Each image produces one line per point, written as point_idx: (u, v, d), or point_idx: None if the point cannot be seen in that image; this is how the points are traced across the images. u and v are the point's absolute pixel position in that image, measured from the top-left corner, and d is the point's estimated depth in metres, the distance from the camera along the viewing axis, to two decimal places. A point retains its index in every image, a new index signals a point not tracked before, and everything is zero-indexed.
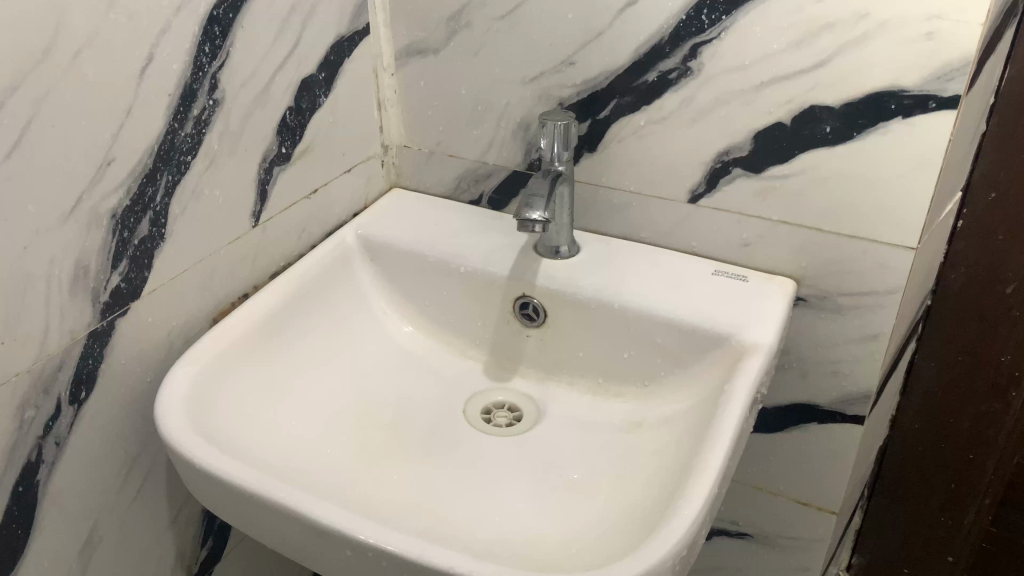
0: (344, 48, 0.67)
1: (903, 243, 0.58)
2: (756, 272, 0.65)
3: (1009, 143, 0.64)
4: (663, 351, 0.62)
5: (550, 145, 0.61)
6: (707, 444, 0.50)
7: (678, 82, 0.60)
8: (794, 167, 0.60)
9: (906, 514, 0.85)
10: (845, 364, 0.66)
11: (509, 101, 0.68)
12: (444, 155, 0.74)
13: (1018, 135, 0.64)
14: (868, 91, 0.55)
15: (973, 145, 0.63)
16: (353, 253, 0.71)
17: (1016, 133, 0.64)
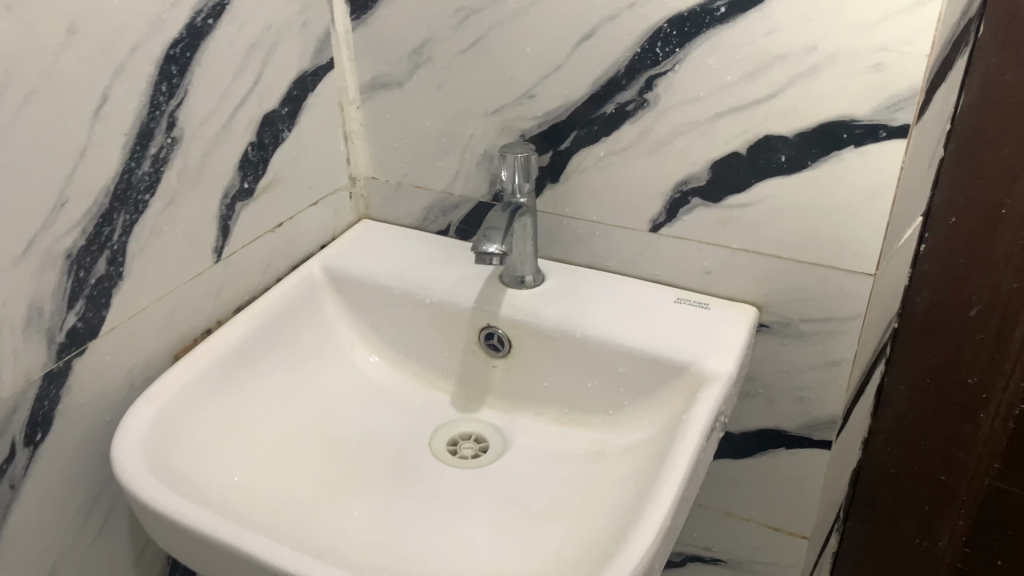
0: (307, 83, 0.67)
1: (861, 271, 0.59)
2: (719, 299, 0.65)
3: (968, 167, 0.65)
4: (626, 380, 0.62)
5: (510, 176, 0.62)
6: (663, 475, 0.50)
7: (635, 114, 0.61)
8: (750, 197, 0.60)
9: (881, 537, 0.84)
10: (810, 390, 0.66)
11: (472, 133, 0.69)
12: (412, 187, 0.75)
13: (976, 161, 0.64)
14: (820, 121, 0.55)
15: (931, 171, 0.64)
16: (319, 286, 0.71)
17: (974, 159, 0.64)
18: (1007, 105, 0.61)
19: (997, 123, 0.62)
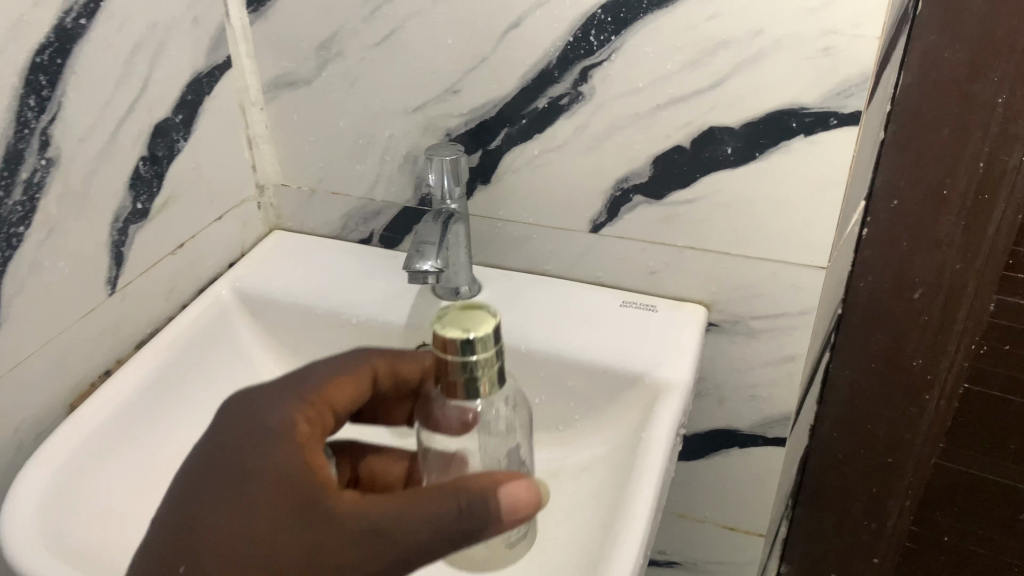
0: (202, 86, 0.60)
1: (814, 264, 0.56)
2: (666, 299, 0.62)
3: (909, 149, 0.63)
4: (576, 394, 0.58)
5: (438, 179, 0.57)
6: (628, 505, 0.46)
7: (570, 108, 0.56)
8: (695, 193, 0.57)
9: (829, 520, 0.84)
10: (763, 388, 0.64)
11: (392, 133, 0.63)
12: (328, 194, 0.69)
13: (916, 142, 0.62)
14: (767, 110, 0.52)
15: (873, 155, 0.62)
16: (229, 308, 0.65)
17: (915, 140, 0.62)
18: (947, 84, 0.59)
19: (938, 103, 0.60)
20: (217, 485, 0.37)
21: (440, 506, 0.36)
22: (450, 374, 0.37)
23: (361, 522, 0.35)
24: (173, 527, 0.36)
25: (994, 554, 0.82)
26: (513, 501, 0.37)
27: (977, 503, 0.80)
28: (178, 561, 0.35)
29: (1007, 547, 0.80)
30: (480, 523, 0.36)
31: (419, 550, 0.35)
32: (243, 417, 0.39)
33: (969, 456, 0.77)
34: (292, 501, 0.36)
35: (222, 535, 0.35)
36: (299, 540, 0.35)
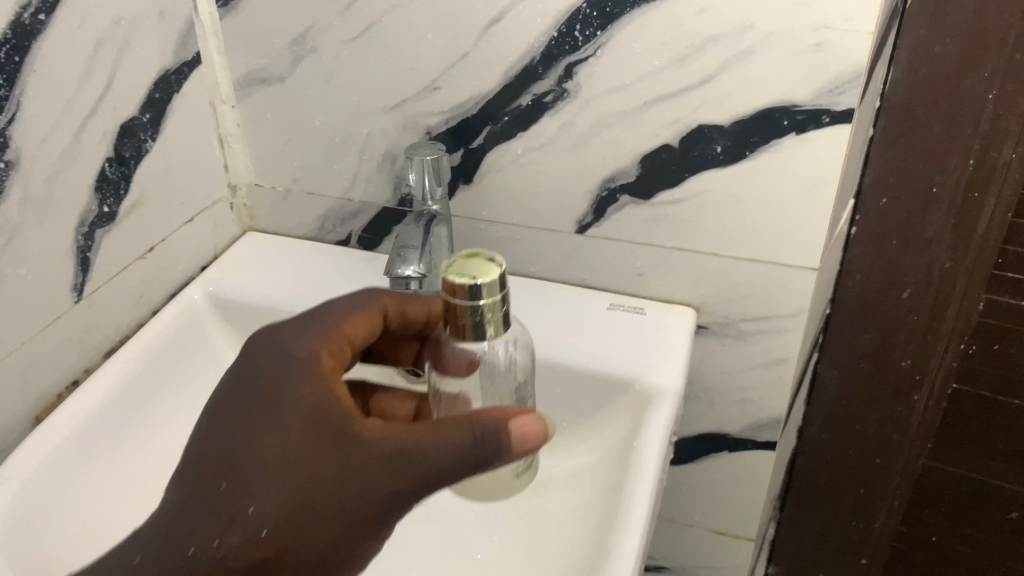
0: (170, 83, 0.58)
1: (805, 265, 0.55)
2: (654, 301, 0.61)
3: (898, 146, 0.61)
4: (565, 402, 0.57)
5: (420, 180, 0.55)
6: (622, 519, 0.45)
7: (554, 105, 0.55)
8: (684, 192, 0.55)
9: (817, 522, 0.83)
10: (752, 391, 0.63)
11: (370, 131, 0.61)
12: (304, 194, 0.67)
13: (906, 139, 0.61)
14: (758, 108, 0.50)
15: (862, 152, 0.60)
16: (202, 314, 0.63)
17: (904, 137, 0.61)
18: (936, 80, 0.58)
19: (927, 98, 0.59)
20: (248, 409, 0.40)
21: (458, 436, 0.37)
22: (458, 319, 0.41)
23: (379, 445, 0.38)
24: (207, 447, 0.39)
25: (983, 555, 0.81)
26: (523, 430, 0.37)
27: (966, 505, 0.79)
28: (212, 476, 0.38)
29: (996, 547, 0.80)
30: (492, 452, 0.37)
31: (431, 474, 0.37)
32: (272, 352, 0.42)
33: (957, 456, 0.76)
34: (321, 424, 0.39)
35: (252, 454, 0.38)
36: (323, 461, 0.38)
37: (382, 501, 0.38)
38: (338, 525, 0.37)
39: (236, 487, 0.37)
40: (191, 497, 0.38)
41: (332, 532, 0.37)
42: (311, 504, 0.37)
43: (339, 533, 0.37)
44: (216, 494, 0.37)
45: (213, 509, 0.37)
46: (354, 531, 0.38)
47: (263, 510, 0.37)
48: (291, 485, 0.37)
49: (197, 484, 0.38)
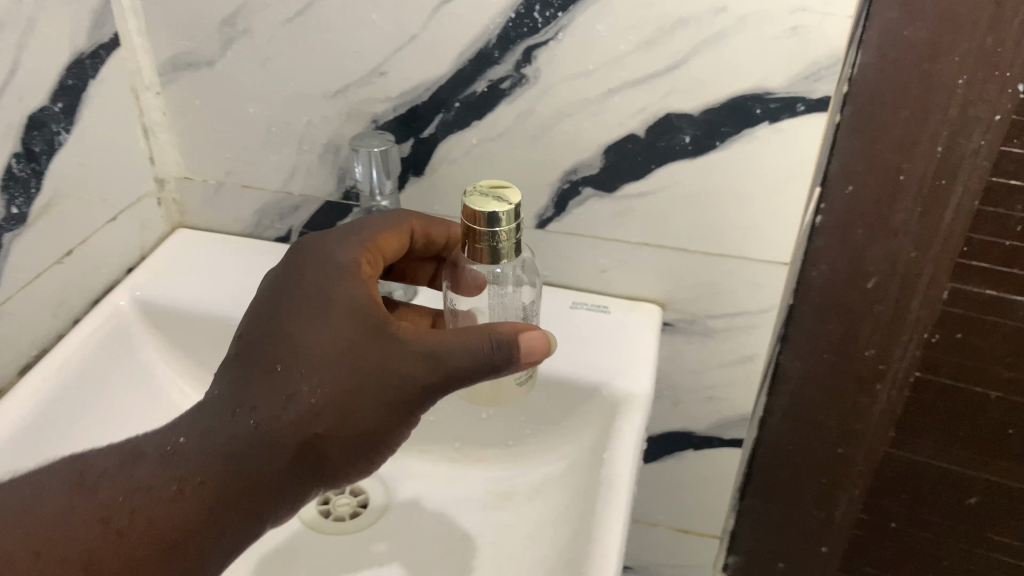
0: (84, 69, 0.52)
1: (774, 260, 0.53)
2: (618, 298, 0.58)
3: (865, 133, 0.59)
4: (529, 409, 0.54)
5: (367, 173, 0.51)
6: (596, 542, 0.42)
7: (511, 92, 0.51)
8: (650, 184, 0.52)
9: (778, 513, 0.81)
10: (718, 389, 0.61)
11: (310, 120, 0.56)
12: (238, 187, 0.61)
13: (874, 126, 0.58)
14: (729, 95, 0.47)
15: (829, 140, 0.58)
16: (130, 322, 0.58)
17: (872, 123, 0.58)
18: (905, 64, 0.55)
19: (896, 83, 0.56)
20: (293, 304, 0.40)
21: (484, 337, 0.38)
22: (478, 249, 0.41)
23: (416, 340, 0.39)
24: (255, 341, 0.40)
25: (939, 538, 0.80)
26: (535, 341, 0.38)
27: (926, 493, 0.77)
28: (262, 363, 0.39)
29: (952, 530, 0.79)
30: (503, 359, 0.38)
31: (462, 370, 0.38)
32: (313, 254, 0.43)
33: (919, 444, 0.74)
34: (362, 320, 0.39)
35: (298, 345, 0.39)
36: (366, 352, 0.39)
37: (415, 393, 0.38)
38: (377, 412, 0.38)
39: (284, 370, 0.38)
40: (241, 381, 0.39)
41: (374, 418, 0.38)
42: (351, 392, 0.38)
43: (380, 419, 0.38)
44: (265, 379, 0.38)
45: (262, 393, 0.38)
46: (393, 420, 0.38)
47: (308, 395, 0.38)
48: (333, 373, 0.38)
49: (246, 371, 0.39)
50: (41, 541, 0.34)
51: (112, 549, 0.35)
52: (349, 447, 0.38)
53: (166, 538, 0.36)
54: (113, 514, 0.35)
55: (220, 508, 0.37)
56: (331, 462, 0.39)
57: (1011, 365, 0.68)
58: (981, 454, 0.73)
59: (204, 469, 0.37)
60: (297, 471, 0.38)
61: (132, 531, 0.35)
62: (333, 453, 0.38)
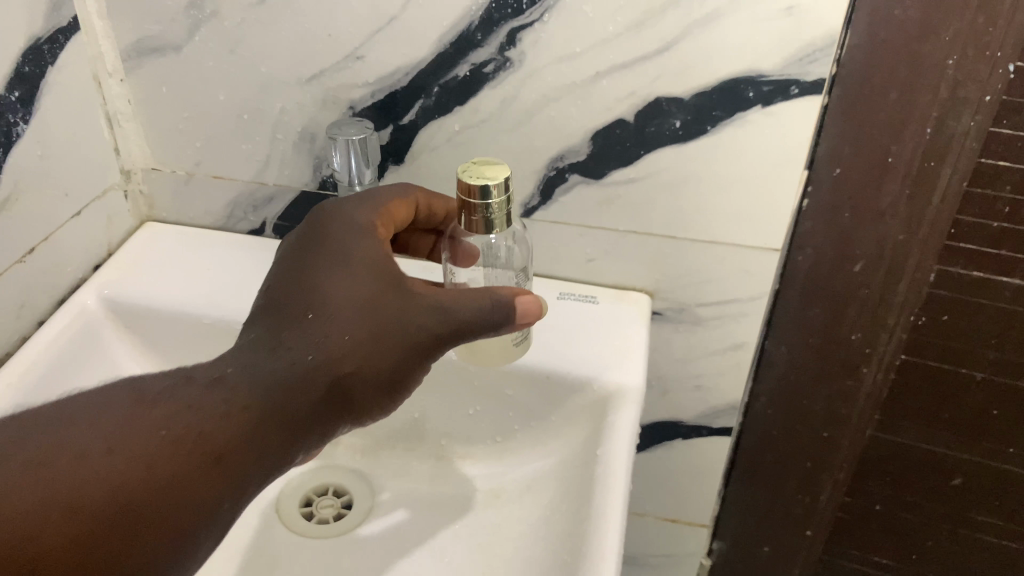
0: (42, 55, 0.49)
1: (766, 247, 0.52)
2: (605, 288, 0.57)
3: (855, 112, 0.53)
4: (515, 404, 0.53)
5: (346, 162, 0.49)
6: (593, 543, 0.41)
7: (495, 77, 0.49)
8: (638, 171, 0.51)
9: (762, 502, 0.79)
10: (706, 379, 0.60)
11: (284, 107, 0.54)
12: (208, 178, 0.59)
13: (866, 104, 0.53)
14: (721, 78, 0.46)
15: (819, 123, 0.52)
16: (98, 323, 0.56)
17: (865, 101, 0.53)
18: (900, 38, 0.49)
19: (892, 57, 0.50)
20: (319, 259, 0.41)
21: (495, 292, 0.41)
22: (472, 222, 0.41)
23: (434, 291, 0.41)
24: (285, 288, 0.40)
25: (924, 520, 0.80)
26: (533, 302, 0.41)
27: (910, 473, 0.77)
28: (293, 309, 0.39)
29: (936, 511, 0.79)
30: (500, 320, 0.40)
31: (476, 319, 0.40)
32: (331, 217, 0.44)
33: (905, 427, 0.74)
34: (387, 274, 0.41)
35: (329, 293, 0.39)
36: (390, 302, 0.40)
37: (432, 343, 0.40)
38: (400, 359, 0.40)
39: (318, 316, 0.39)
40: (274, 325, 0.39)
41: (398, 361, 0.39)
42: (381, 337, 0.39)
43: (401, 362, 0.40)
44: (300, 324, 0.38)
45: (300, 335, 0.38)
46: (411, 366, 0.40)
47: (343, 336, 0.38)
48: (365, 319, 0.39)
49: (278, 317, 0.39)
50: (107, 446, 0.32)
51: (174, 460, 0.33)
52: (374, 386, 0.39)
53: (221, 454, 0.34)
54: (174, 426, 0.34)
55: (266, 433, 0.36)
56: (357, 400, 0.39)
57: (998, 348, 0.67)
58: (968, 436, 0.73)
59: (254, 393, 0.36)
60: (328, 407, 0.38)
61: (191, 444, 0.34)
62: (359, 392, 0.39)
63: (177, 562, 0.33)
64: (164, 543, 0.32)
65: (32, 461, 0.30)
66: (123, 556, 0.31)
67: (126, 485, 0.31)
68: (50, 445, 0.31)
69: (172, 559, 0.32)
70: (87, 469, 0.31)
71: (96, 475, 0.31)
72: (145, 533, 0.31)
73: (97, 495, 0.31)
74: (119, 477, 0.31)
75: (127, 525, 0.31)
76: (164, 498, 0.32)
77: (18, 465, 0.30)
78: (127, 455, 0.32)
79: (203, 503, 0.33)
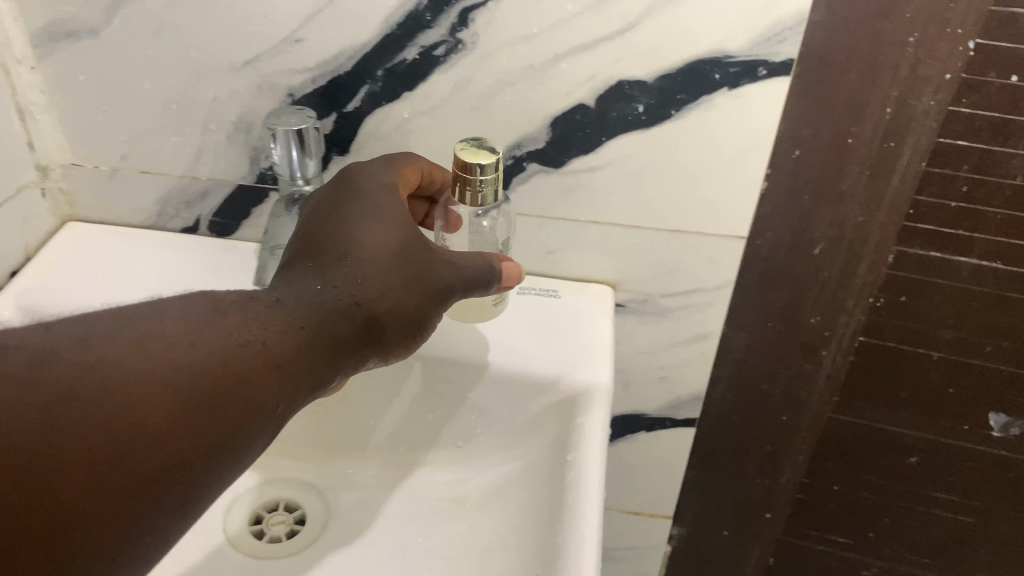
0: None
1: (733, 234, 0.52)
2: (567, 281, 0.57)
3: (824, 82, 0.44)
4: (477, 407, 0.51)
5: (286, 155, 0.46)
6: (568, 556, 0.39)
7: (447, 60, 0.46)
8: (600, 158, 0.49)
9: (718, 498, 0.71)
10: (669, 369, 0.61)
11: (216, 95, 0.50)
12: (135, 173, 0.54)
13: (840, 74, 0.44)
14: (686, 60, 0.44)
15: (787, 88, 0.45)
16: None
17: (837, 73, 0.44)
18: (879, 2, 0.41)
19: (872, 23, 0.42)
20: (347, 208, 0.41)
21: (489, 255, 0.44)
22: (466, 194, 0.42)
23: (444, 249, 0.42)
24: (316, 233, 0.40)
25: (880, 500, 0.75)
26: (513, 267, 0.45)
27: (867, 454, 0.72)
28: (329, 253, 0.38)
29: (893, 489, 0.74)
30: (487, 278, 0.43)
31: (480, 274, 0.42)
32: (353, 174, 0.43)
33: (864, 407, 0.68)
34: (409, 227, 0.41)
35: (362, 236, 0.39)
36: (416, 251, 0.40)
37: (444, 291, 0.41)
38: (423, 302, 0.40)
39: (355, 260, 0.38)
40: (312, 267, 0.38)
41: (421, 305, 0.40)
42: (409, 280, 0.39)
43: (424, 307, 0.40)
44: (339, 265, 0.38)
45: (340, 271, 0.38)
46: (429, 312, 0.40)
47: (379, 274, 0.38)
48: (396, 259, 0.39)
49: (316, 258, 0.38)
50: (192, 338, 0.32)
51: (241, 360, 0.33)
52: (403, 328, 0.39)
53: (281, 362, 0.34)
54: (244, 330, 0.33)
55: (314, 353, 0.36)
56: (387, 340, 0.39)
57: (955, 326, 0.61)
58: (928, 416, 0.68)
59: (304, 316, 0.36)
60: (361, 343, 0.38)
61: (257, 349, 0.33)
62: (388, 332, 0.39)
63: (237, 461, 0.32)
64: (231, 439, 0.31)
65: (120, 341, 0.30)
66: (201, 442, 0.30)
67: (207, 373, 0.31)
68: (138, 331, 0.31)
69: (234, 460, 0.32)
70: (171, 354, 0.30)
71: (180, 362, 0.30)
72: (218, 424, 0.31)
73: (184, 377, 0.30)
74: (199, 366, 0.31)
75: (205, 412, 0.30)
76: (238, 390, 0.32)
77: (113, 343, 0.30)
78: (204, 349, 0.32)
79: (265, 403, 0.33)
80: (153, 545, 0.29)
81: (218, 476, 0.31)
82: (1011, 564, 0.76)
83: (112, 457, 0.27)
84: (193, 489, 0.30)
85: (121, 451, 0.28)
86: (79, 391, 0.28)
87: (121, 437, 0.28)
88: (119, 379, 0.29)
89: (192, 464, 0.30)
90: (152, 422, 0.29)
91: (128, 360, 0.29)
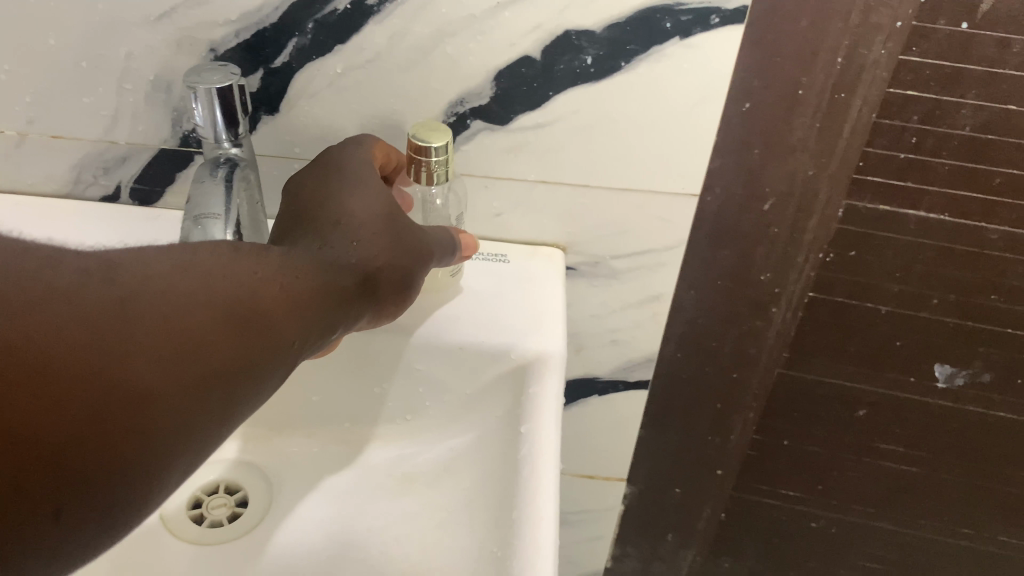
0: None
1: (684, 192, 0.50)
2: (516, 244, 0.55)
3: (778, 29, 0.42)
4: (426, 380, 0.49)
5: (209, 113, 0.42)
6: (524, 533, 0.37)
7: (381, 10, 0.43)
8: (547, 115, 0.47)
9: (671, 458, 0.70)
10: (622, 332, 0.60)
11: (130, 51, 0.46)
12: (46, 138, 0.50)
13: (794, 20, 0.42)
14: (634, 7, 0.42)
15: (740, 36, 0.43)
16: None
17: (792, 19, 0.42)
18: None
19: None
20: (333, 179, 0.40)
21: (449, 227, 0.45)
22: (421, 173, 0.42)
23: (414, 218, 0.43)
24: (307, 208, 0.40)
25: (829, 452, 0.75)
26: (471, 239, 0.46)
27: (816, 409, 0.72)
28: (321, 223, 0.39)
29: (840, 442, 0.74)
30: (452, 252, 0.44)
31: (450, 243, 0.44)
32: (331, 150, 0.43)
33: (814, 363, 0.68)
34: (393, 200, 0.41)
35: (354, 206, 0.39)
36: (403, 218, 0.40)
37: (427, 257, 0.41)
38: (411, 264, 0.40)
39: (349, 225, 0.38)
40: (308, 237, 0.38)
41: (410, 267, 0.40)
42: (400, 241, 0.39)
43: (411, 268, 0.40)
44: (334, 232, 0.38)
45: (341, 238, 0.38)
46: (413, 276, 0.40)
47: (372, 239, 0.38)
48: (387, 224, 0.39)
49: (309, 231, 0.38)
50: (226, 265, 0.31)
51: (269, 291, 0.32)
52: (393, 287, 0.39)
53: (301, 298, 0.33)
54: (265, 266, 0.32)
55: (325, 298, 0.34)
56: (379, 296, 0.38)
57: (902, 281, 0.61)
58: (876, 369, 0.68)
59: (309, 265, 0.35)
60: (360, 295, 0.37)
61: (279, 284, 0.32)
62: (384, 286, 0.39)
63: (259, 394, 0.30)
64: (260, 366, 0.30)
65: (167, 256, 0.29)
66: (234, 365, 0.29)
67: (242, 296, 0.30)
68: (180, 251, 0.29)
69: (256, 392, 0.30)
70: (213, 275, 0.30)
71: (219, 282, 0.29)
72: (253, 347, 0.30)
73: (224, 296, 0.29)
74: (236, 290, 0.30)
75: (238, 336, 0.29)
76: (267, 316, 0.31)
77: (160, 257, 0.28)
78: (238, 275, 0.31)
79: (288, 335, 0.32)
80: (186, 463, 0.27)
81: (244, 404, 0.29)
82: (951, 510, 0.77)
83: (170, 359, 0.26)
84: (225, 407, 0.28)
85: (176, 353, 0.26)
86: (140, 292, 0.26)
87: (176, 340, 0.27)
88: (172, 287, 0.28)
89: (229, 382, 0.28)
90: (193, 339, 0.27)
91: (169, 276, 0.28)
